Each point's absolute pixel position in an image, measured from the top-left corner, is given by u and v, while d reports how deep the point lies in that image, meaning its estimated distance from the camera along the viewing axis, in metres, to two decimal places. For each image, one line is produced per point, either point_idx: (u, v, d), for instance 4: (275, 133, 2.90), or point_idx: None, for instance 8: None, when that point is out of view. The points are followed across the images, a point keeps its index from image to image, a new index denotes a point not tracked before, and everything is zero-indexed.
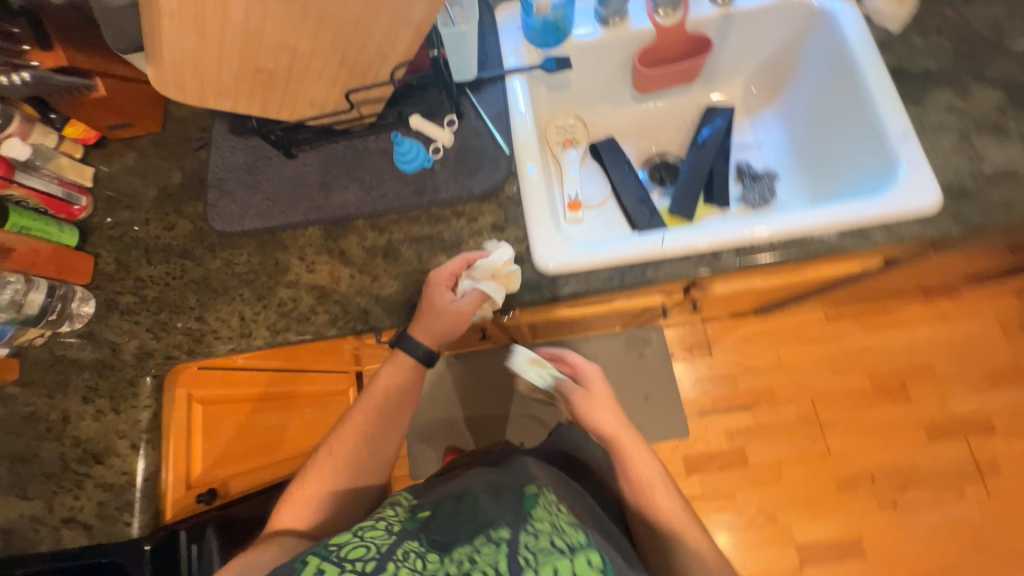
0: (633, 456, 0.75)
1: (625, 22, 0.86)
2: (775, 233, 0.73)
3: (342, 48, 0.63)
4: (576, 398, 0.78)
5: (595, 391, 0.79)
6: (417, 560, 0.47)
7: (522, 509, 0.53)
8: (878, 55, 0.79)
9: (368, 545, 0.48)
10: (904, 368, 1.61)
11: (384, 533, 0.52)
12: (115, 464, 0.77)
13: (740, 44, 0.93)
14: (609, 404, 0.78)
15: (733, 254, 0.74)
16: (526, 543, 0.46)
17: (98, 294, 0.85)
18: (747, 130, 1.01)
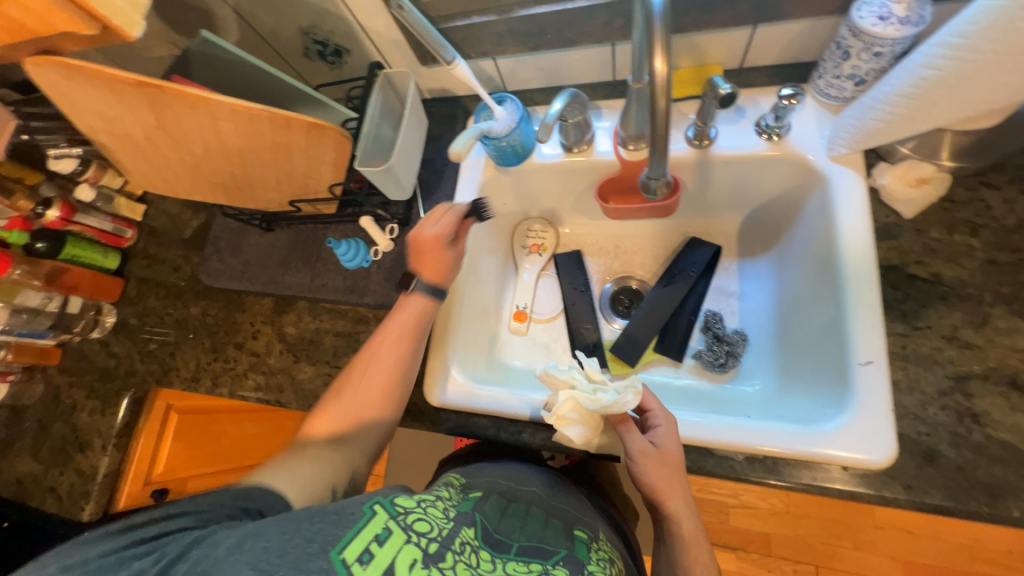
0: (691, 538, 0.62)
1: (588, 150, 0.82)
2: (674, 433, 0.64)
3: (272, 174, 0.70)
4: (640, 454, 0.61)
5: (666, 444, 0.62)
6: (472, 556, 0.52)
7: (575, 558, 0.56)
8: (873, 246, 0.63)
9: (431, 523, 0.52)
10: (956, 572, 1.26)
11: (444, 514, 0.55)
12: (89, 455, 0.96)
13: (729, 185, 0.80)
14: (677, 466, 0.61)
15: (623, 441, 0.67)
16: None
17: (118, 310, 1.05)
18: (732, 275, 0.87)
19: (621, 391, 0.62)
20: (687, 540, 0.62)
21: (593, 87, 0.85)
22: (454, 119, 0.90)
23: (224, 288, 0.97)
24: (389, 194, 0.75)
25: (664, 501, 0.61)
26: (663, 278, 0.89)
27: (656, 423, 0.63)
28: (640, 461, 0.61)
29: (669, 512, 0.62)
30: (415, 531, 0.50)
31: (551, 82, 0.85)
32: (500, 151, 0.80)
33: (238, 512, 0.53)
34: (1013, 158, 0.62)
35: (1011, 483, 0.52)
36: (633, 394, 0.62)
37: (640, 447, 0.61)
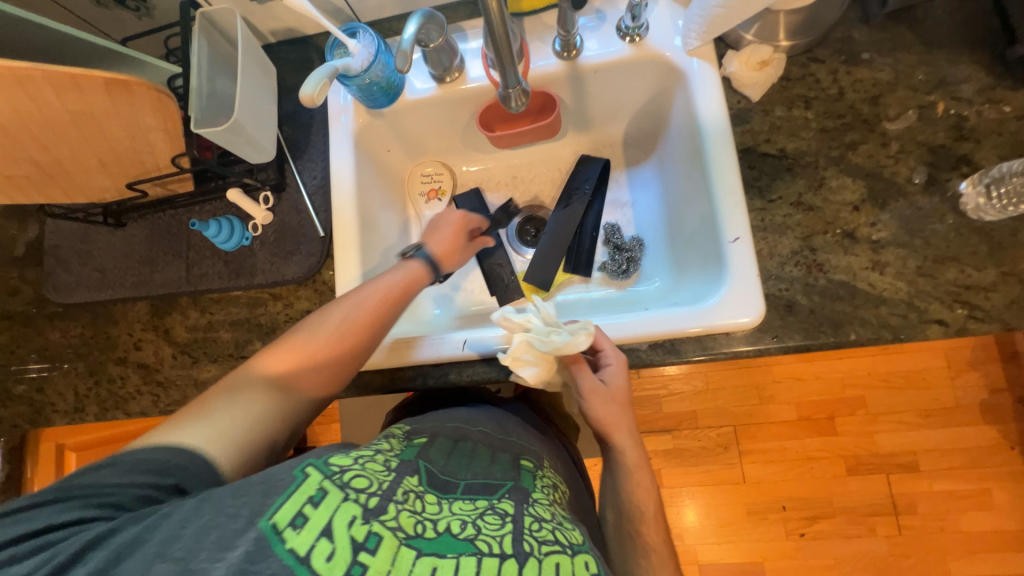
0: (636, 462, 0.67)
1: (461, 78, 0.77)
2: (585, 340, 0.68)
3: None
4: (591, 391, 0.66)
5: (613, 380, 0.66)
6: (416, 501, 0.51)
7: (521, 487, 0.58)
8: (730, 133, 0.68)
9: (370, 477, 0.51)
10: (836, 401, 1.55)
11: (383, 467, 0.54)
12: None
13: (605, 96, 0.81)
14: (621, 399, 0.66)
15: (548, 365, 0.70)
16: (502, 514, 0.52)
17: None
18: (623, 186, 0.91)
19: (573, 332, 0.63)
20: (632, 467, 0.67)
21: (453, 8, 0.79)
22: (309, 63, 0.80)
23: (83, 303, 0.84)
24: (250, 158, 0.68)
25: (613, 431, 0.67)
26: (561, 201, 0.90)
27: (607, 363, 0.66)
28: (592, 396, 0.66)
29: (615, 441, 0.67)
30: (353, 489, 0.49)
31: (406, 7, 0.78)
32: (365, 92, 0.74)
33: (150, 491, 0.51)
34: (833, 32, 0.69)
35: (849, 314, 0.63)
36: (586, 334, 0.63)
37: (591, 385, 0.66)
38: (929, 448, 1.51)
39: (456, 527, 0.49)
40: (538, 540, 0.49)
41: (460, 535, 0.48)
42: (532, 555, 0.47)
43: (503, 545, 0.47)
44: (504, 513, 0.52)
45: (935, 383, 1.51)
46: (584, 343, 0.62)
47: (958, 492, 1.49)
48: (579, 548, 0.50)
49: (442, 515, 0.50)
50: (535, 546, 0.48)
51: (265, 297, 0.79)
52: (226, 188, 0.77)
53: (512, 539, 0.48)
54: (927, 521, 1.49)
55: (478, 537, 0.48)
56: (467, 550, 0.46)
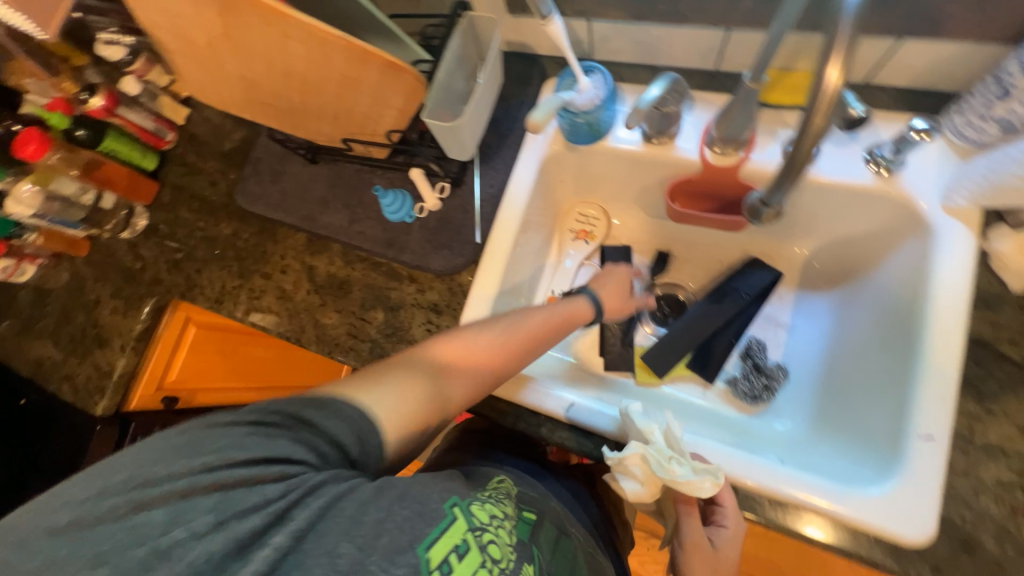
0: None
1: (670, 143, 0.73)
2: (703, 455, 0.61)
3: (332, 107, 0.65)
4: (693, 548, 0.57)
5: (725, 549, 0.57)
6: None
7: None
8: (967, 318, 0.58)
9: (499, 542, 0.53)
10: None
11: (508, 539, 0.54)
12: (108, 353, 0.97)
13: (814, 212, 0.73)
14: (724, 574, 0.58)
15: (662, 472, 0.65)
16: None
17: (151, 215, 1.03)
18: (786, 306, 0.82)
19: (699, 473, 0.56)
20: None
21: (689, 73, 0.76)
22: (529, 80, 0.82)
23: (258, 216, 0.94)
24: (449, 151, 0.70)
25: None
26: (712, 294, 0.84)
27: (723, 524, 0.58)
28: (695, 556, 0.57)
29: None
30: (487, 555, 0.50)
31: (644, 58, 0.77)
32: (574, 127, 0.75)
33: (302, 428, 0.50)
34: None
35: None
36: (712, 483, 0.56)
37: (698, 543, 0.57)
38: None
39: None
40: None
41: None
42: None
43: None
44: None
45: None
46: (706, 489, 0.56)
47: None
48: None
49: None
50: None
51: (403, 269, 0.82)
52: (413, 165, 0.82)
53: None
54: None
55: None
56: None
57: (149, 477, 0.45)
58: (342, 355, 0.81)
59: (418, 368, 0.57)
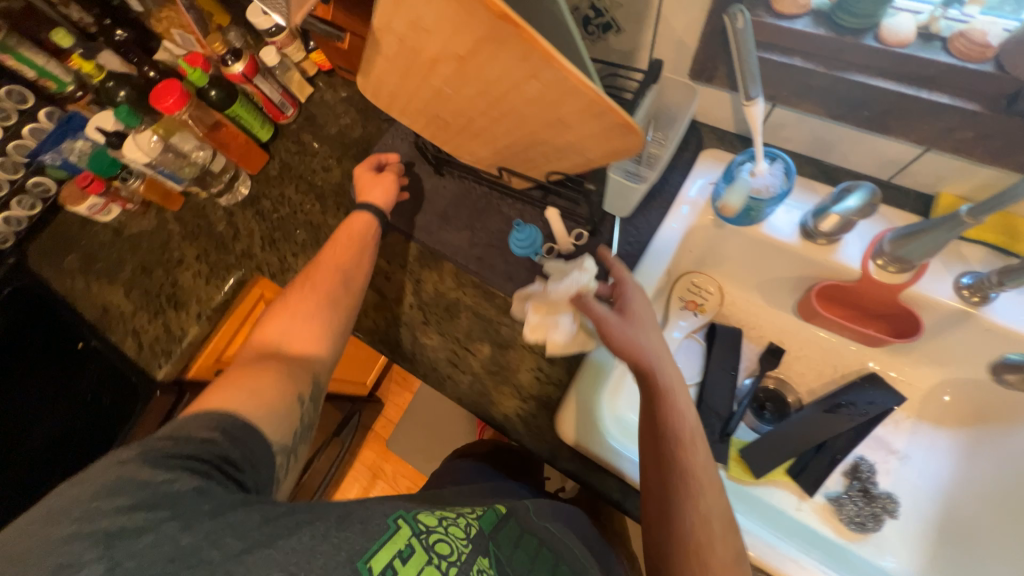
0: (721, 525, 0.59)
1: (830, 246, 0.71)
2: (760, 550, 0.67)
3: (514, 138, 0.63)
4: (606, 321, 0.67)
5: (629, 313, 0.69)
6: None
7: None
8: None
9: (450, 544, 0.58)
10: None
11: (465, 534, 0.61)
12: (181, 318, 0.92)
13: (966, 348, 0.70)
14: (698, 437, 0.64)
15: None
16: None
17: (253, 185, 1.00)
18: (902, 433, 0.78)
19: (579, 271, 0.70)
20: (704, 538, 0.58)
21: (857, 178, 0.75)
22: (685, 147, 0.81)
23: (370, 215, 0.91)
24: (608, 210, 0.77)
25: (695, 467, 0.61)
26: (824, 401, 0.81)
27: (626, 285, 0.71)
28: (597, 316, 0.67)
29: (697, 502, 0.59)
30: (434, 553, 0.56)
31: (815, 151, 0.75)
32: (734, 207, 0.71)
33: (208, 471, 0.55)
34: None
35: None
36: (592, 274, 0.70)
37: (604, 317, 0.67)
38: None
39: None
40: None
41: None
42: None
43: None
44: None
45: None
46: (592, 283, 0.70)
47: None
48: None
49: None
50: None
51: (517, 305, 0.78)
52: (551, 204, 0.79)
53: None
54: None
55: None
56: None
57: (91, 512, 0.49)
58: (440, 381, 0.77)
59: (299, 314, 0.75)
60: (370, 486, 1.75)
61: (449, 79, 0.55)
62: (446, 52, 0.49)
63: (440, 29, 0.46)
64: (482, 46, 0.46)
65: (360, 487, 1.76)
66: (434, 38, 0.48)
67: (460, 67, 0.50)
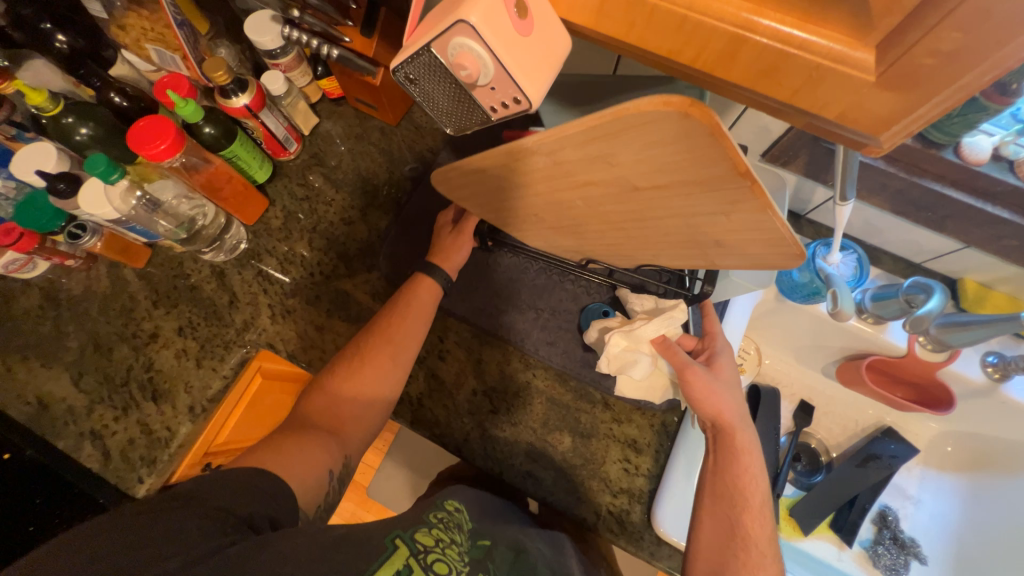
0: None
1: (880, 327, 0.77)
2: None
3: (629, 241, 0.57)
4: (690, 371, 0.63)
5: (718, 367, 0.66)
6: None
7: None
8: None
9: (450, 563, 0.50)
10: None
11: (460, 557, 0.52)
12: (165, 413, 0.73)
13: (977, 414, 0.81)
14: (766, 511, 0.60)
15: None
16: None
17: (250, 239, 0.83)
18: (914, 479, 0.89)
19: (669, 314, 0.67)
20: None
21: (893, 259, 0.83)
22: None
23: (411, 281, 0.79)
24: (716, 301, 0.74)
25: (751, 527, 0.58)
26: (855, 457, 0.89)
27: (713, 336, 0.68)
28: (681, 363, 0.64)
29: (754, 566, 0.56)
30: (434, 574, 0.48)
31: (860, 233, 0.82)
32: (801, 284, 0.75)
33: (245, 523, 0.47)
34: None
35: None
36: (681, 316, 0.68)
37: (689, 365, 0.64)
38: None
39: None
40: None
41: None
42: None
43: None
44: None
45: None
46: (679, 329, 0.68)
47: None
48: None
49: None
50: None
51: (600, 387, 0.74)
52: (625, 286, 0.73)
53: None
54: None
55: None
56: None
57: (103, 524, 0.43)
58: (519, 479, 0.70)
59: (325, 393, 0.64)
60: None
61: (587, 194, 0.50)
62: (622, 182, 0.45)
63: (634, 166, 0.43)
64: (678, 185, 0.43)
65: None
66: (615, 169, 0.44)
67: (625, 192, 0.47)
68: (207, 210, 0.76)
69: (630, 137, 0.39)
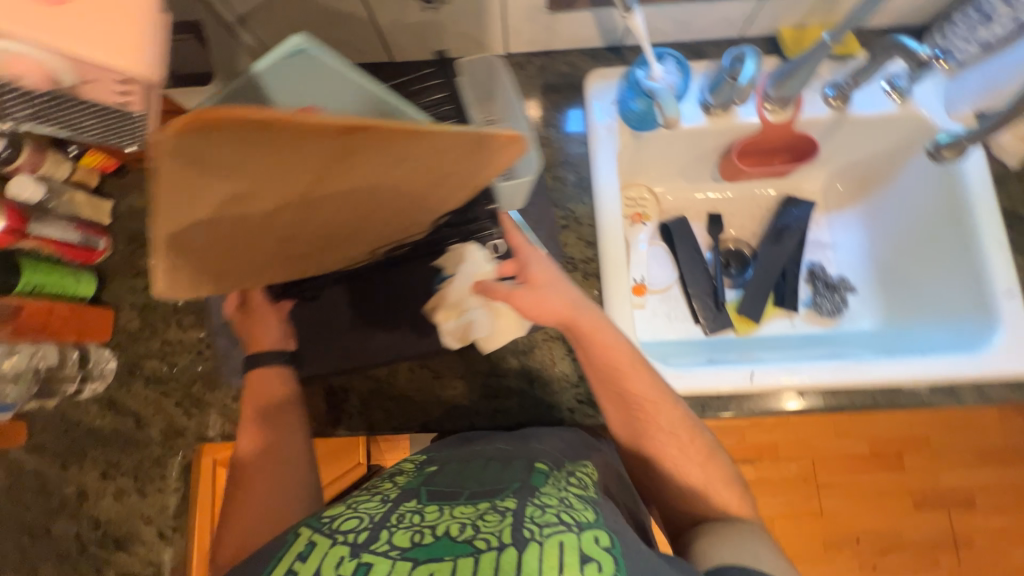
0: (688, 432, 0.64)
1: (730, 113, 0.79)
2: (776, 379, 0.70)
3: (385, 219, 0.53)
4: (508, 300, 0.63)
5: (533, 277, 0.64)
6: (413, 517, 0.49)
7: (532, 482, 0.53)
8: (999, 211, 0.75)
9: (361, 516, 0.50)
10: (904, 439, 1.65)
11: (382, 500, 0.53)
12: (139, 552, 0.70)
13: (844, 144, 0.86)
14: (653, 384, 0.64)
15: (739, 401, 0.71)
16: (531, 514, 0.47)
17: (120, 353, 0.76)
18: (824, 228, 0.95)
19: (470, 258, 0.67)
20: (680, 453, 0.63)
21: (716, 44, 0.82)
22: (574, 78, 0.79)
23: None
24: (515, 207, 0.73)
25: (636, 388, 0.63)
26: (770, 236, 0.95)
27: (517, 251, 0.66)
28: (504, 295, 0.63)
29: (654, 425, 0.64)
30: (341, 533, 0.48)
31: (676, 34, 0.80)
32: (642, 113, 0.75)
33: None
34: None
35: None
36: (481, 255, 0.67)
37: (508, 295, 0.63)
38: (986, 485, 1.62)
39: (456, 531, 0.47)
40: (540, 525, 0.46)
41: (460, 538, 0.46)
42: (533, 539, 0.44)
43: (503, 537, 0.45)
44: (531, 516, 0.47)
45: (991, 423, 1.64)
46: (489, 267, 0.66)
47: (1005, 526, 1.61)
48: (587, 526, 0.47)
49: (444, 526, 0.47)
50: (538, 531, 0.45)
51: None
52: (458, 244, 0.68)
53: (512, 530, 0.45)
54: (983, 556, 1.60)
55: (477, 534, 0.45)
56: (481, 549, 0.44)
57: None
58: (491, 421, 0.72)
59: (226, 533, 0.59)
60: None
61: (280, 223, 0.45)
62: (279, 202, 0.41)
63: (264, 187, 0.39)
64: (303, 156, 0.37)
65: None
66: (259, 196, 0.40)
67: (300, 204, 0.43)
68: (46, 353, 0.68)
69: (216, 158, 0.35)
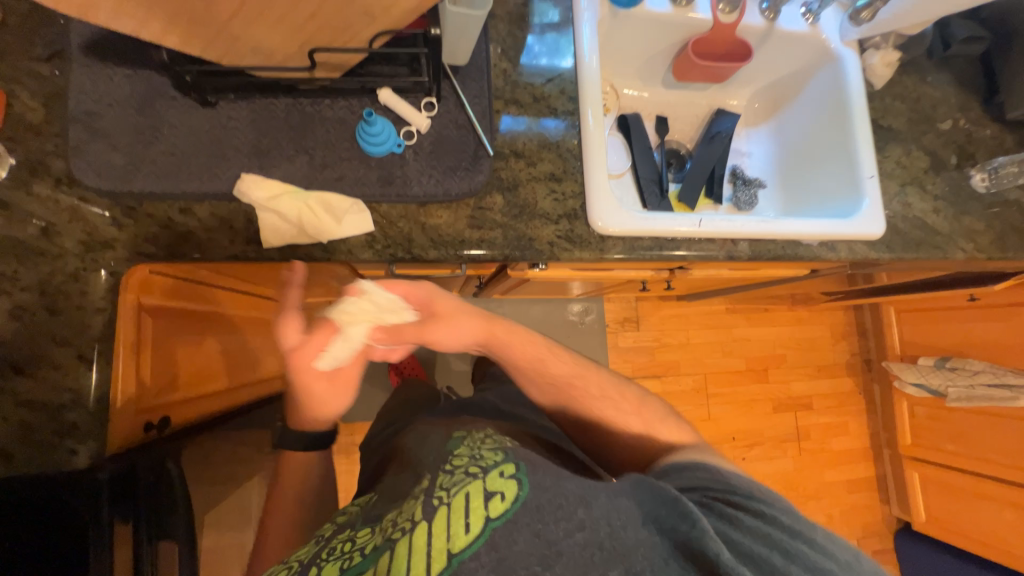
0: (493, 326, 0.72)
1: (690, 7, 0.91)
2: (714, 230, 0.83)
3: None
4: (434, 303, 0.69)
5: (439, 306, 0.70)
6: (345, 545, 0.53)
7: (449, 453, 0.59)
8: (869, 117, 0.96)
9: (293, 561, 0.54)
10: (768, 356, 2.04)
11: (313, 543, 0.56)
12: (49, 377, 0.60)
13: (765, 60, 1.04)
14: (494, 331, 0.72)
15: (684, 245, 0.83)
16: (441, 483, 0.52)
17: (13, 147, 0.61)
18: (744, 139, 1.13)
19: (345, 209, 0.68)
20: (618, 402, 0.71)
21: None
22: None
23: (255, 118, 0.67)
24: (451, 61, 0.73)
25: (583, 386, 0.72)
26: (705, 138, 1.09)
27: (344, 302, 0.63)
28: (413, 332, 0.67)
29: (587, 393, 0.71)
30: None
31: None
32: None
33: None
34: (919, 59, 1.03)
35: (925, 236, 0.95)
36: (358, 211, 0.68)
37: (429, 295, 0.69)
38: (820, 393, 2.09)
39: (379, 543, 0.50)
40: (448, 488, 0.51)
41: (383, 543, 0.49)
42: (442, 504, 0.49)
43: (414, 517, 0.49)
44: (441, 483, 0.52)
45: (824, 343, 2.11)
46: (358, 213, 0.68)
47: (830, 423, 2.08)
48: (492, 467, 0.53)
49: (375, 537, 0.51)
50: (446, 495, 0.50)
51: (507, 141, 0.77)
52: (381, 85, 0.69)
53: (422, 511, 0.50)
54: (815, 445, 2.05)
55: (395, 529, 0.49)
56: (396, 539, 0.48)
57: None
58: (474, 249, 0.73)
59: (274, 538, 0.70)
60: (352, 463, 1.57)
61: None
62: None
63: None
64: None
65: (342, 471, 1.56)
66: None
67: None
68: None
69: None
